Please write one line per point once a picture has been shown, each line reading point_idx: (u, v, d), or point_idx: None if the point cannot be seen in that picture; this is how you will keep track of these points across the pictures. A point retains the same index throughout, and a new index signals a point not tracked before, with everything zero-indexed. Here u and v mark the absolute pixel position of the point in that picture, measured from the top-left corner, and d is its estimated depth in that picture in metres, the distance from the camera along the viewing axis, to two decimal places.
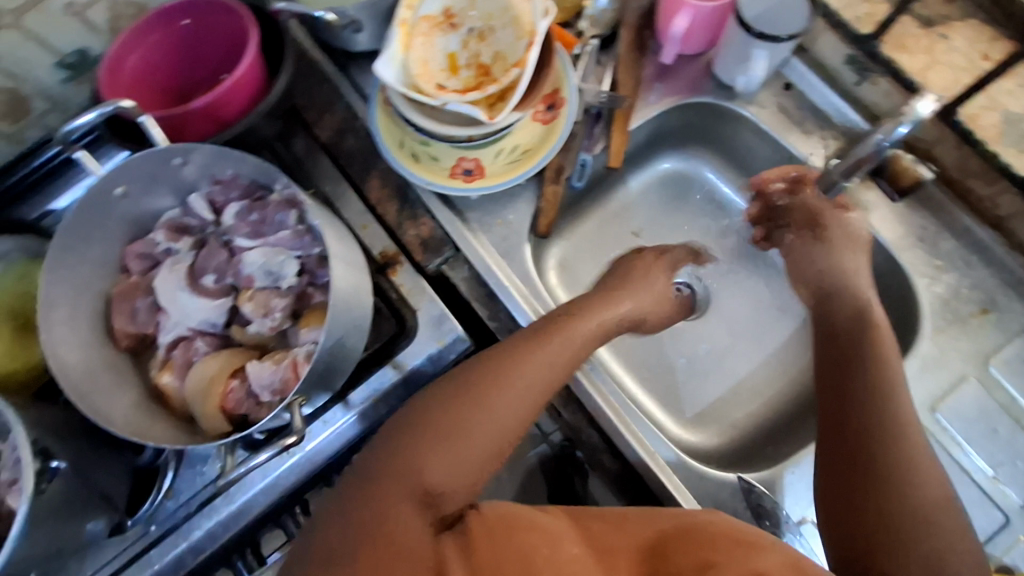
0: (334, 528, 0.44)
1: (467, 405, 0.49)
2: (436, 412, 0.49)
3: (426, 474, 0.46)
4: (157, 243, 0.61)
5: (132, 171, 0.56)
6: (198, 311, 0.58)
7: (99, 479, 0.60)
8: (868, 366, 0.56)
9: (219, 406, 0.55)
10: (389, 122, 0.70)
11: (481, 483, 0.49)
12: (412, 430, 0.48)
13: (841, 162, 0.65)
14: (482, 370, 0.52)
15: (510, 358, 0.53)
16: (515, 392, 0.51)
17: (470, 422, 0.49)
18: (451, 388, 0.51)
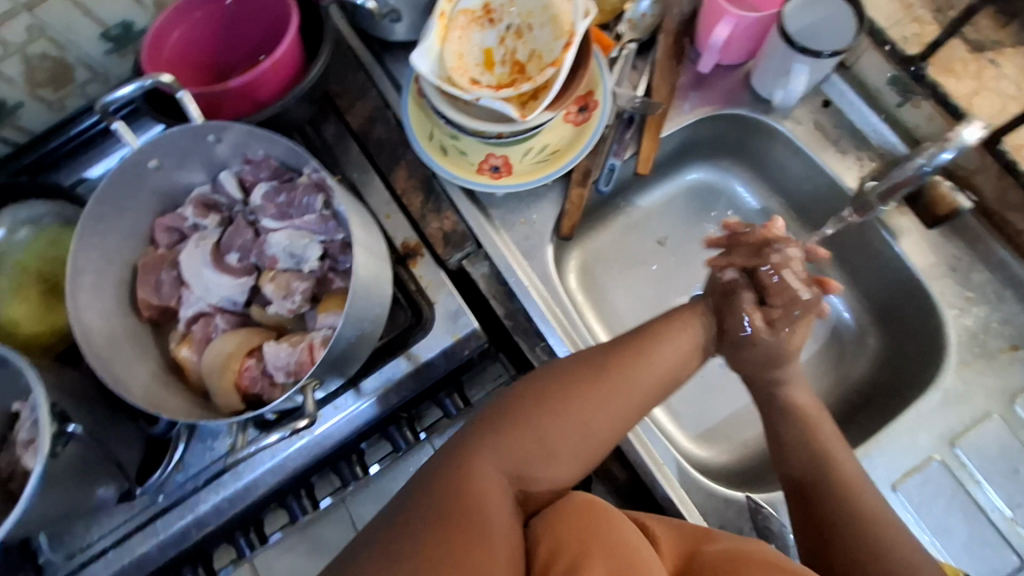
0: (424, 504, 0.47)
1: (551, 397, 0.53)
2: (515, 403, 0.53)
3: (499, 454, 0.51)
4: (186, 218, 0.62)
5: (166, 144, 0.57)
6: (219, 287, 0.59)
7: (113, 446, 0.62)
8: (796, 428, 0.55)
9: (235, 382, 0.55)
10: (420, 113, 0.70)
11: (553, 475, 0.53)
12: (498, 414, 0.53)
13: (879, 183, 0.64)
14: (569, 367, 0.55)
15: (597, 361, 0.55)
16: (599, 394, 0.53)
17: (543, 419, 0.52)
18: (532, 386, 0.54)
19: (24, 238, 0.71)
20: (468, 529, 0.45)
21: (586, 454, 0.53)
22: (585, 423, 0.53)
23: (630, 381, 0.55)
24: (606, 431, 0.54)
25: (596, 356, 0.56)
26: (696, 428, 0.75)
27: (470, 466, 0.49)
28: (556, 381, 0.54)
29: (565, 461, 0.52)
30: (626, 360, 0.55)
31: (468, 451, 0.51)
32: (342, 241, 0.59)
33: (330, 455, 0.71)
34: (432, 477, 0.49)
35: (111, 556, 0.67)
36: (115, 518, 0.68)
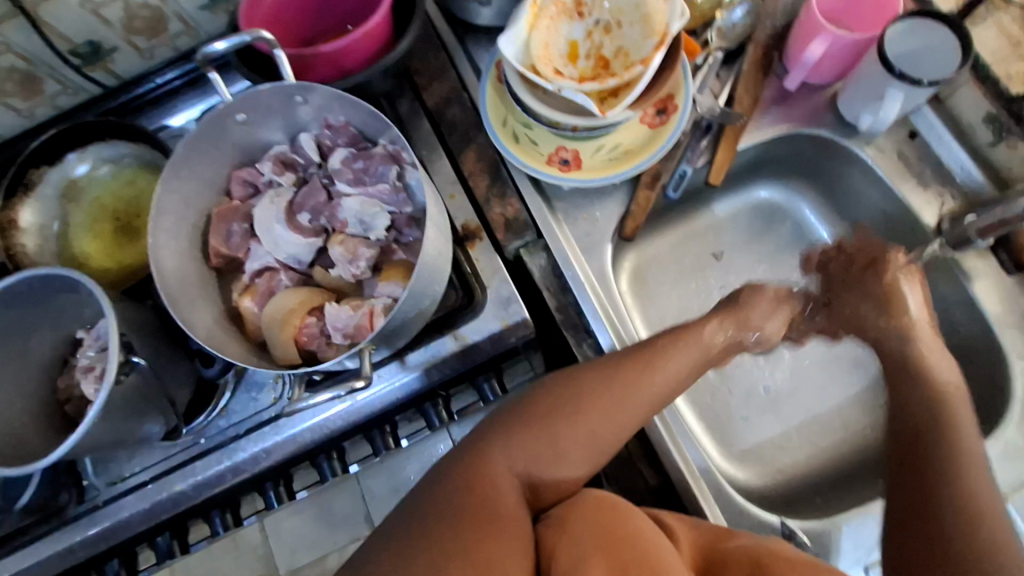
0: (440, 491, 0.50)
1: (563, 405, 0.55)
2: (534, 405, 0.56)
3: (514, 451, 0.53)
4: (263, 174, 0.63)
5: (255, 100, 0.58)
6: (289, 245, 0.61)
7: (168, 383, 0.64)
8: (926, 403, 0.58)
9: (294, 337, 0.57)
10: (498, 99, 0.70)
11: (564, 478, 0.55)
12: (516, 413, 0.55)
13: (979, 217, 0.62)
14: (583, 377, 0.57)
15: (608, 373, 0.57)
16: (609, 406, 0.56)
17: (560, 425, 0.54)
18: (551, 389, 0.57)
19: (104, 175, 0.75)
20: (481, 520, 0.48)
21: (594, 461, 0.56)
22: (599, 426, 0.55)
23: (645, 390, 0.58)
24: (616, 439, 0.56)
25: (607, 366, 0.58)
26: (731, 448, 0.73)
27: (485, 461, 0.52)
28: (568, 389, 0.56)
29: (575, 468, 0.55)
30: (636, 375, 0.58)
31: (485, 447, 0.53)
32: (411, 214, 0.60)
33: (367, 423, 0.72)
34: (459, 462, 0.53)
35: (150, 489, 0.70)
36: (158, 453, 0.71)
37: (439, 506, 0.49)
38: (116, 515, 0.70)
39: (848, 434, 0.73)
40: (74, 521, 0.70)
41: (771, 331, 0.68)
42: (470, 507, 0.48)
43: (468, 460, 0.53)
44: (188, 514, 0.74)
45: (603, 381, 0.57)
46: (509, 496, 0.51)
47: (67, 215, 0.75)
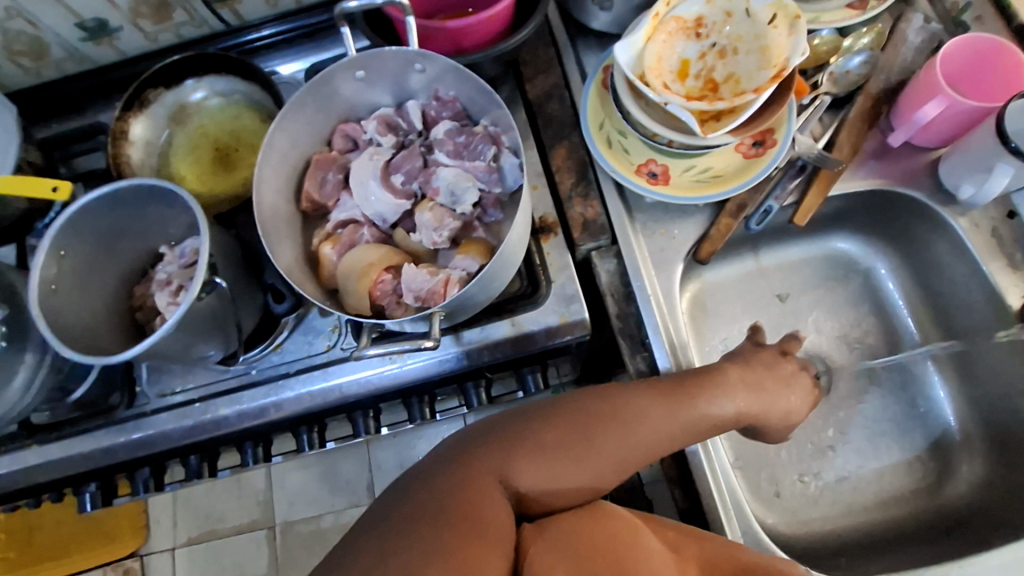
0: (429, 489, 0.53)
1: (568, 436, 0.56)
2: (542, 428, 0.57)
3: (510, 466, 0.55)
4: (366, 131, 0.66)
5: (379, 60, 0.61)
6: (379, 203, 0.62)
7: (240, 311, 0.67)
8: None
9: (369, 290, 0.59)
10: (598, 103, 0.72)
11: (557, 497, 0.56)
12: (520, 430, 0.57)
13: None
14: (594, 408, 0.58)
15: (623, 417, 0.58)
16: (613, 453, 0.57)
17: (562, 451, 0.56)
18: (563, 414, 0.58)
19: (213, 106, 0.80)
20: (470, 523, 0.50)
21: (591, 487, 0.57)
22: (603, 458, 0.56)
23: (656, 431, 0.58)
24: (618, 471, 0.58)
25: (622, 408, 0.59)
26: (760, 490, 0.73)
27: (480, 469, 0.54)
28: (578, 423, 0.57)
29: (571, 490, 0.56)
30: (648, 429, 0.58)
31: (482, 456, 0.55)
32: (499, 195, 0.62)
33: (410, 389, 0.74)
34: (454, 463, 0.55)
35: (197, 408, 0.73)
36: (210, 376, 0.74)
37: (430, 506, 0.51)
38: (159, 426, 0.73)
39: (879, 501, 0.72)
40: (121, 423, 0.74)
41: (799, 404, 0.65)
42: (458, 506, 0.51)
43: (464, 463, 0.55)
44: (223, 440, 0.76)
45: (616, 420, 0.57)
46: (500, 504, 0.52)
47: (172, 136, 0.79)
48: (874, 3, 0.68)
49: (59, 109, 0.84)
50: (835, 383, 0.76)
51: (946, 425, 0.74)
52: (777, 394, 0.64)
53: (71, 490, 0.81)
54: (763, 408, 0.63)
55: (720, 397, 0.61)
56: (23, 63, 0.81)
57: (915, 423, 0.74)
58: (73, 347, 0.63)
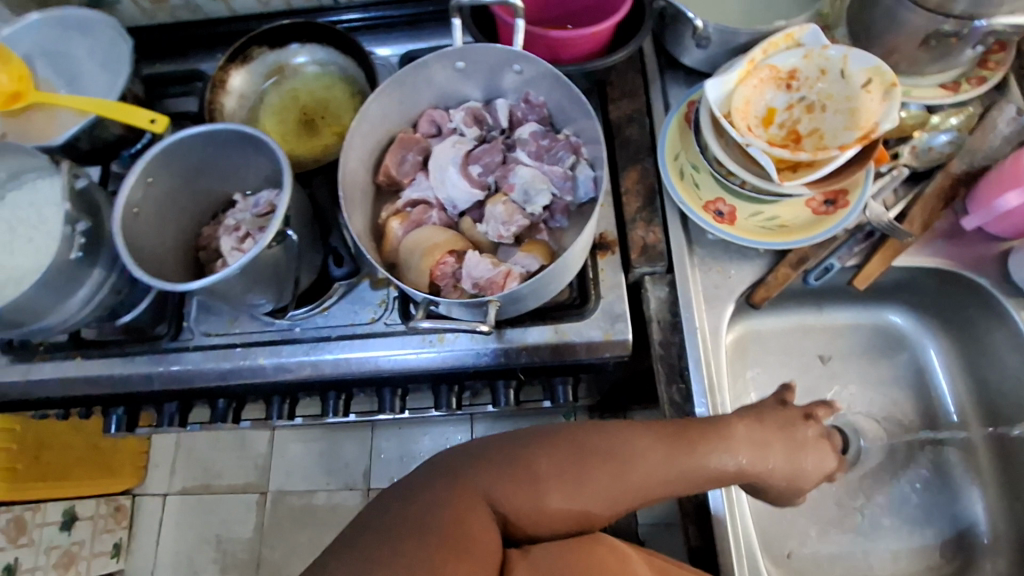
0: (421, 502, 0.53)
1: (563, 465, 0.56)
2: (535, 455, 0.56)
3: (499, 488, 0.55)
4: (453, 119, 0.68)
5: (481, 55, 0.64)
6: (453, 187, 0.64)
7: (299, 267, 0.69)
8: None
9: (430, 269, 0.60)
10: (677, 135, 0.74)
11: (544, 524, 0.56)
12: (513, 453, 0.56)
13: None
14: (591, 443, 0.57)
15: (619, 455, 0.57)
16: (605, 489, 0.56)
17: (554, 481, 0.55)
18: (558, 443, 0.57)
19: (309, 73, 0.84)
20: (458, 542, 0.50)
21: (578, 519, 0.56)
22: (595, 493, 0.56)
23: (652, 474, 0.57)
24: (609, 508, 0.57)
25: (620, 446, 0.58)
26: (772, 549, 0.71)
27: (471, 488, 0.54)
28: (573, 455, 0.56)
29: (560, 518, 0.56)
30: (645, 474, 0.57)
31: (475, 473, 0.55)
32: (569, 204, 0.64)
33: (441, 376, 0.75)
34: (447, 477, 0.55)
35: (238, 352, 0.74)
36: (256, 325, 0.76)
37: (418, 519, 0.51)
38: (197, 363, 0.75)
39: None
40: (163, 353, 0.76)
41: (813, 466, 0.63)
42: (446, 524, 0.51)
43: (455, 480, 0.55)
44: (253, 389, 0.78)
45: (612, 458, 0.57)
46: (488, 527, 0.52)
47: (265, 94, 0.83)
48: (966, 87, 0.69)
49: (165, 52, 0.89)
50: (865, 454, 0.75)
51: (973, 519, 0.71)
52: (787, 455, 0.62)
53: (100, 410, 0.83)
54: (766, 467, 0.61)
55: (723, 450, 0.60)
56: (143, 5, 0.87)
57: (941, 512, 0.72)
58: (144, 269, 0.65)
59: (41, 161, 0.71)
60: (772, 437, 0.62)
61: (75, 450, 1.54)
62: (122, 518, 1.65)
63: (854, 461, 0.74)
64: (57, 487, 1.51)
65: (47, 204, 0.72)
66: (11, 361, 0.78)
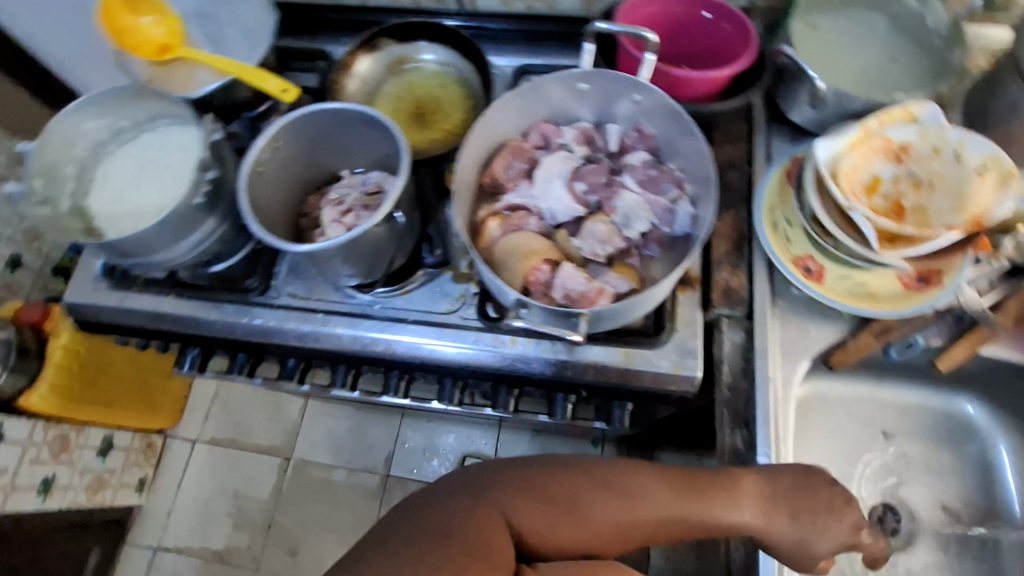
0: (441, 513, 0.55)
1: (581, 495, 0.57)
2: (554, 482, 0.58)
3: (516, 509, 0.56)
4: (563, 136, 0.71)
5: (605, 79, 0.67)
6: (555, 201, 0.67)
7: (394, 250, 0.73)
8: None
9: (525, 274, 0.62)
10: (775, 187, 0.75)
11: (556, 549, 0.57)
12: (531, 477, 0.58)
13: None
14: (609, 476, 0.58)
15: (635, 493, 0.58)
16: (619, 524, 0.57)
17: (569, 509, 0.57)
18: (576, 473, 0.58)
19: (429, 70, 0.88)
20: (474, 557, 0.52)
21: (589, 549, 0.58)
22: (608, 527, 0.57)
23: (665, 515, 0.58)
24: (620, 543, 0.58)
25: (637, 484, 0.59)
26: None
27: (491, 505, 0.56)
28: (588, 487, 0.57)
29: (572, 546, 0.57)
30: (659, 516, 0.58)
31: (495, 491, 0.57)
32: (664, 235, 0.65)
33: (504, 377, 0.77)
34: (467, 492, 0.57)
35: (318, 317, 0.78)
36: (338, 296, 0.79)
37: (438, 531, 0.53)
38: (278, 321, 0.79)
39: None
40: (249, 305, 0.80)
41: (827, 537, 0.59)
42: (466, 539, 0.53)
43: (474, 495, 0.56)
44: (323, 355, 0.82)
45: (627, 494, 0.58)
46: (503, 545, 0.54)
47: (383, 83, 0.88)
48: None
49: (297, 28, 0.95)
50: (915, 539, 0.74)
51: None
52: (798, 522, 0.59)
53: (178, 347, 0.88)
54: (785, 534, 0.59)
55: (736, 501, 0.60)
56: None
57: None
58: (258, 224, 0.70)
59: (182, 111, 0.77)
60: (795, 499, 0.60)
61: (125, 383, 1.55)
62: (153, 455, 1.74)
63: (904, 543, 0.73)
64: (109, 415, 1.52)
65: (178, 150, 0.78)
66: (108, 288, 0.84)
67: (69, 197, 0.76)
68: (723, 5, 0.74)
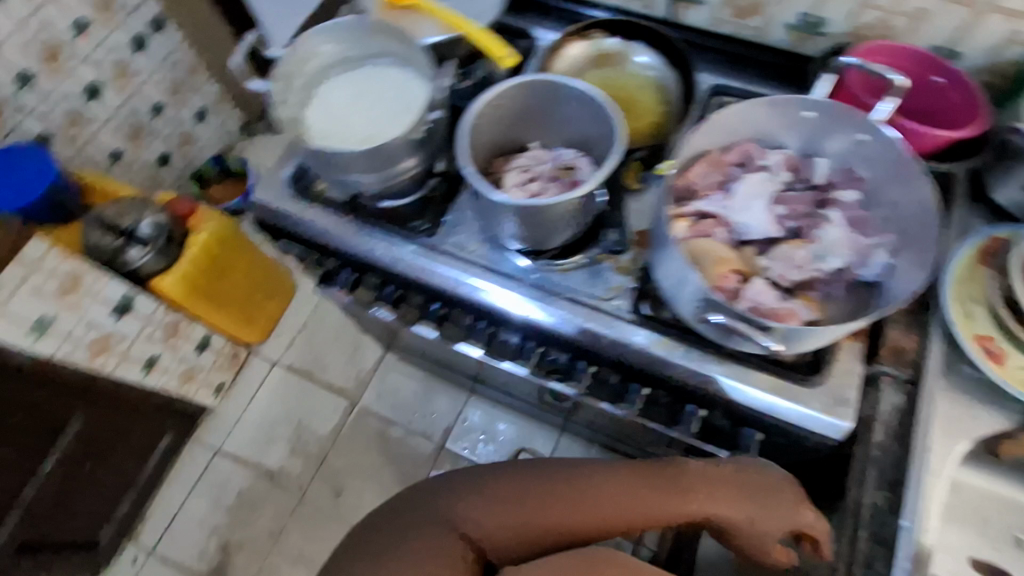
0: (407, 526, 0.69)
1: (522, 496, 0.68)
2: (496, 488, 0.70)
3: (469, 516, 0.69)
4: (768, 158, 0.71)
5: (836, 112, 0.66)
6: (753, 218, 0.67)
7: (573, 226, 0.76)
8: None
9: (716, 279, 0.64)
10: (968, 263, 0.72)
11: (518, 547, 0.68)
12: (477, 486, 0.71)
13: None
14: (545, 479, 0.69)
15: (573, 491, 0.67)
16: (562, 519, 0.67)
17: (514, 510, 0.68)
18: (515, 477, 0.70)
19: (630, 70, 0.89)
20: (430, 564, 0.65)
21: (542, 544, 0.68)
22: (553, 521, 0.67)
23: (608, 506, 0.67)
24: (577, 536, 0.68)
25: (576, 485, 0.68)
26: None
27: (445, 516, 0.69)
28: (523, 491, 0.68)
29: (528, 542, 0.68)
30: (608, 506, 0.67)
31: (449, 500, 0.70)
32: (856, 279, 0.65)
33: (642, 373, 0.78)
34: (426, 503, 0.71)
35: (477, 270, 0.82)
36: (499, 255, 0.83)
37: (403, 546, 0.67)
38: (440, 264, 0.83)
39: None
40: (415, 243, 0.85)
41: (773, 517, 0.67)
42: (425, 550, 0.66)
43: (433, 508, 0.70)
44: (468, 307, 0.85)
45: (563, 490, 0.68)
46: (459, 554, 0.66)
47: (586, 71, 0.89)
48: None
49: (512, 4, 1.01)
50: None
51: None
52: (748, 510, 0.67)
53: (333, 265, 0.94)
54: (736, 519, 0.67)
55: (680, 491, 0.68)
56: None
57: None
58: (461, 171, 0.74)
59: (416, 55, 0.81)
60: (733, 486, 0.68)
61: (240, 291, 1.64)
62: (235, 367, 1.84)
63: None
64: (221, 318, 1.64)
65: (398, 87, 0.82)
66: (292, 198, 0.89)
67: (294, 105, 0.81)
68: (960, 71, 0.75)
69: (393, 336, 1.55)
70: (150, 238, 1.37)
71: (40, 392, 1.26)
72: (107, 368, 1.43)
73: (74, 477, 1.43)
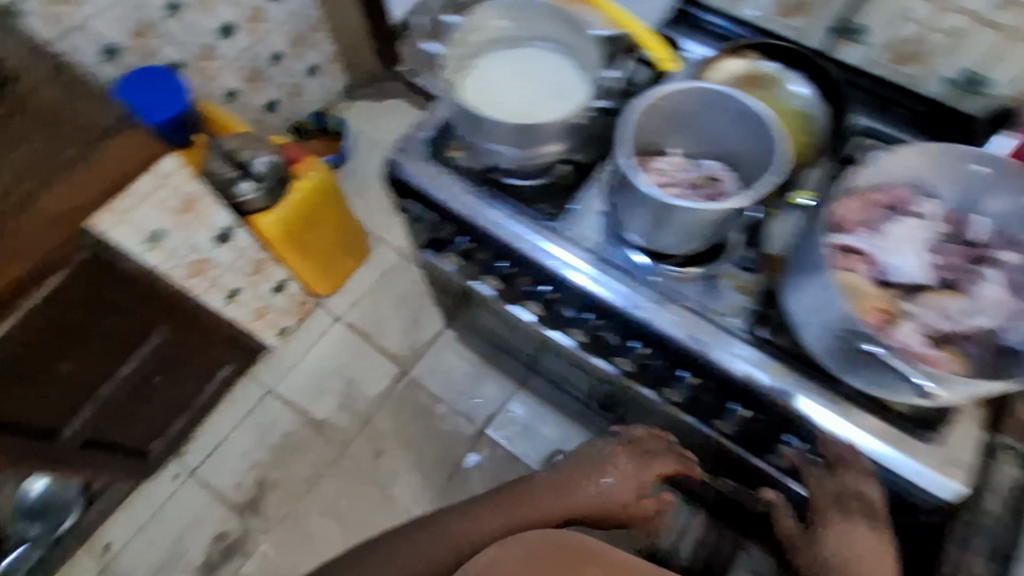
0: None
1: (411, 543, 0.85)
2: (379, 549, 0.86)
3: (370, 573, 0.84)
4: (922, 207, 0.71)
5: (1012, 172, 0.65)
6: (903, 261, 0.69)
7: (707, 238, 0.76)
8: None
9: (864, 312, 0.65)
10: None
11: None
12: (368, 552, 0.87)
13: None
14: (420, 530, 0.87)
15: (446, 528, 0.86)
16: (443, 546, 0.85)
17: (406, 558, 0.84)
18: (398, 534, 0.87)
19: (781, 95, 0.87)
20: None
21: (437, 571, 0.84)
22: (443, 550, 0.85)
23: (478, 523, 0.86)
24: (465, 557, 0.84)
25: (450, 527, 0.86)
26: None
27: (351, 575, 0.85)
28: (406, 542, 0.86)
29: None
30: (482, 528, 0.86)
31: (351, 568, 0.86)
32: (999, 344, 0.64)
33: (745, 396, 0.78)
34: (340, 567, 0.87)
35: (596, 265, 0.83)
36: (620, 253, 0.84)
37: None
38: (561, 250, 0.85)
39: None
40: (540, 225, 0.86)
41: (616, 481, 0.89)
42: None
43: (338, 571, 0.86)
44: (577, 299, 0.87)
45: (440, 529, 0.86)
46: None
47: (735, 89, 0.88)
48: None
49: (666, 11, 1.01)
50: None
51: None
52: (597, 486, 0.89)
53: (450, 233, 0.97)
54: (587, 498, 0.88)
55: (536, 493, 0.88)
56: None
57: None
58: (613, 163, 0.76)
59: (586, 46, 0.84)
60: (577, 473, 0.90)
61: (325, 241, 1.73)
62: (303, 315, 1.91)
63: None
64: (298, 262, 1.71)
65: (559, 71, 0.85)
66: (431, 157, 0.91)
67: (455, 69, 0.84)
68: None
69: (468, 318, 1.57)
70: (265, 176, 1.46)
71: (139, 304, 1.32)
72: (199, 289, 1.50)
73: (145, 387, 1.50)
